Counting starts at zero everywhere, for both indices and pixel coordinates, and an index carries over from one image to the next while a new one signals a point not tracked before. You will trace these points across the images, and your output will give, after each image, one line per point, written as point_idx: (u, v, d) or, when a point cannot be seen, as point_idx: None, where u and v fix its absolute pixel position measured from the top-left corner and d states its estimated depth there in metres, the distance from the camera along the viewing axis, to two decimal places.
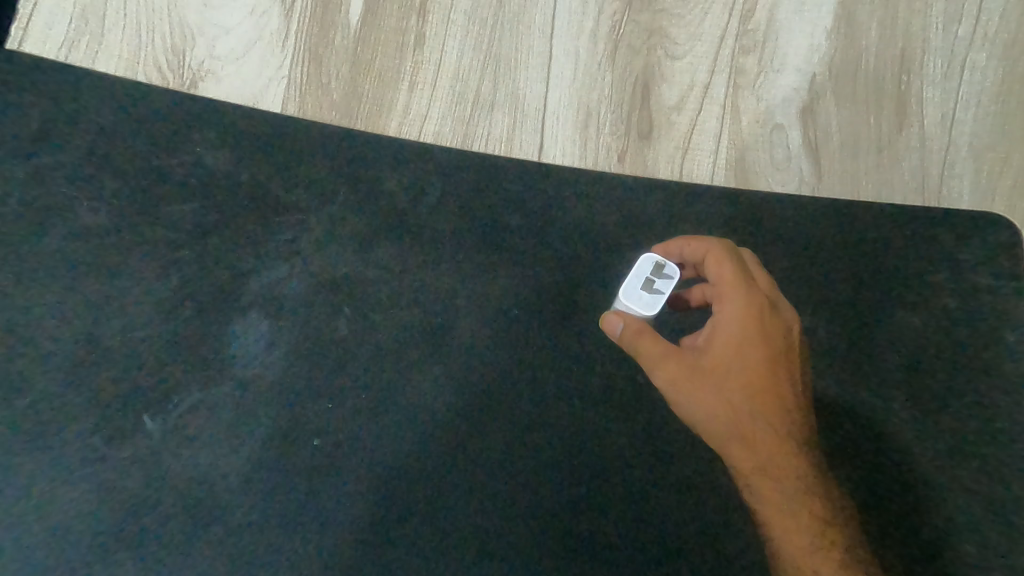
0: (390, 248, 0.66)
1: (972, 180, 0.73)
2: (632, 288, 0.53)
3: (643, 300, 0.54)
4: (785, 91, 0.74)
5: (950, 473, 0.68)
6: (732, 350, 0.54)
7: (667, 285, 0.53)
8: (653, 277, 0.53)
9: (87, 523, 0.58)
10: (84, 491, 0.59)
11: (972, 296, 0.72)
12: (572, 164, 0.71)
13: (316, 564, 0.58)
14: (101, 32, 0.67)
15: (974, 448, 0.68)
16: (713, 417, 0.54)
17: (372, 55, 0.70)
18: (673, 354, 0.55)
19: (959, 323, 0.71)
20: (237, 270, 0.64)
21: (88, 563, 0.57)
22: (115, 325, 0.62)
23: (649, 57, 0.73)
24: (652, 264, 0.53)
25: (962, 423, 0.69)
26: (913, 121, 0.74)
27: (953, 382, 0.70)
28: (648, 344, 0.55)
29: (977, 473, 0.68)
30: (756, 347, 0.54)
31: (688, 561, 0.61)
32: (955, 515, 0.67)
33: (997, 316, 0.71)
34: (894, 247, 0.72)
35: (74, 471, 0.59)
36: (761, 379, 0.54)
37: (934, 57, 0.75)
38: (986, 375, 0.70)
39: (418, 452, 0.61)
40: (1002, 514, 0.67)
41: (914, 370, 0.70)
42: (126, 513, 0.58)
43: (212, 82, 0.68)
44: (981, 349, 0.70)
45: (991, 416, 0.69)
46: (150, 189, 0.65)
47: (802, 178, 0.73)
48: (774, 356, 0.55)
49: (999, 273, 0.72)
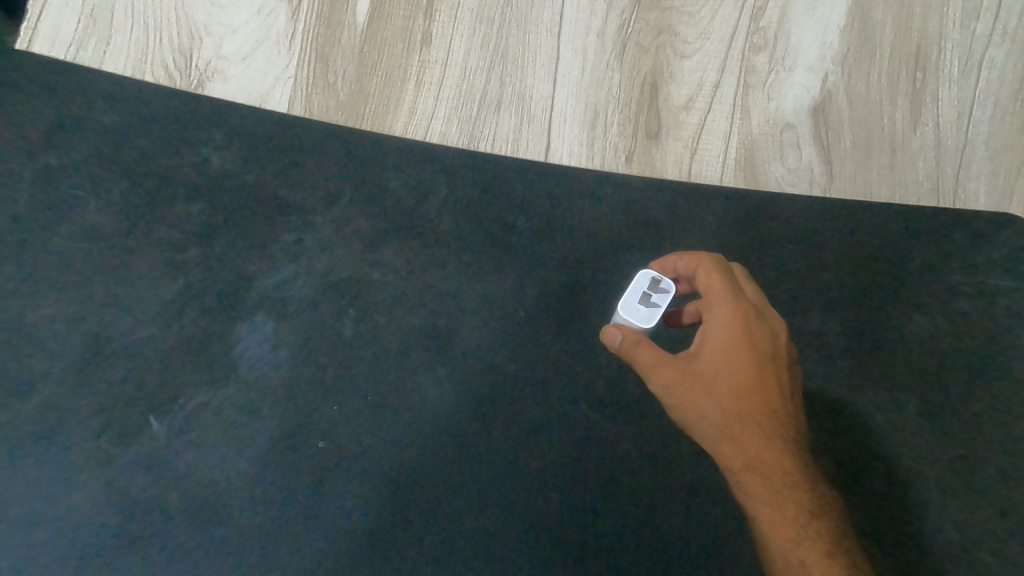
0: (395, 249, 0.67)
1: (989, 181, 0.71)
2: (629, 302, 0.54)
3: (641, 313, 0.54)
4: (796, 90, 0.73)
5: (964, 485, 0.65)
6: (721, 357, 0.54)
7: (664, 298, 0.54)
8: (650, 291, 0.54)
9: (93, 519, 0.60)
10: (91, 490, 0.60)
11: (987, 300, 0.70)
12: (578, 164, 0.71)
13: (318, 561, 0.60)
14: (109, 32, 0.69)
15: (988, 455, 0.66)
16: (704, 419, 0.54)
17: (379, 56, 0.70)
18: (664, 359, 0.54)
19: (972, 328, 0.69)
20: (246, 270, 0.66)
21: (94, 559, 0.59)
22: (125, 324, 0.64)
23: (658, 55, 0.73)
24: (649, 279, 0.54)
25: (976, 429, 0.67)
26: (928, 120, 0.72)
27: (965, 387, 0.68)
28: (644, 352, 0.55)
29: (991, 481, 0.66)
30: (745, 353, 0.54)
31: (686, 565, 0.61)
32: (968, 524, 0.65)
33: (1014, 322, 0.69)
34: (905, 250, 0.70)
35: (82, 469, 0.61)
36: (752, 386, 0.54)
37: (950, 54, 0.72)
38: (1000, 382, 0.68)
39: (417, 451, 0.62)
40: (1019, 524, 0.64)
41: (926, 377, 0.68)
42: (133, 510, 0.60)
43: (219, 83, 0.69)
44: (995, 356, 0.68)
45: (1006, 425, 0.67)
46: (163, 192, 0.67)
47: (812, 178, 0.71)
48: (762, 362, 0.54)
49: (1015, 277, 0.70)
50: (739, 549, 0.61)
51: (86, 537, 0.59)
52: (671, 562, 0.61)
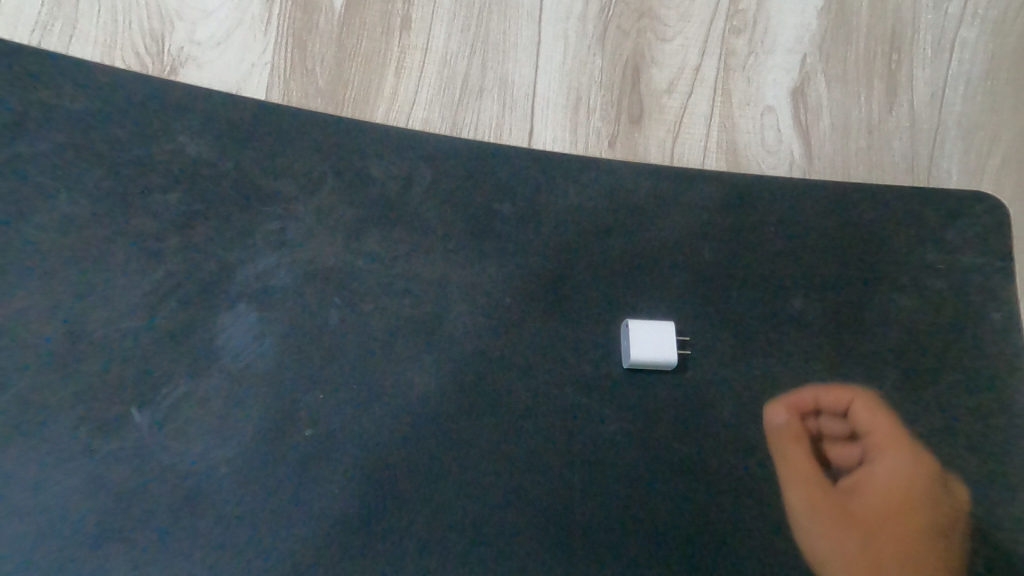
0: (379, 237, 0.67)
1: (962, 160, 0.73)
2: (644, 331, 0.64)
3: (640, 343, 0.63)
4: (775, 73, 0.75)
5: (966, 482, 0.63)
6: (875, 495, 0.62)
7: (644, 349, 0.63)
8: (647, 337, 0.64)
9: (64, 521, 0.57)
10: (64, 489, 0.58)
11: (971, 274, 0.69)
12: (562, 149, 0.72)
13: (303, 557, 0.57)
14: (75, 17, 0.69)
15: (976, 430, 0.64)
16: (853, 557, 0.60)
17: (358, 41, 0.72)
18: (810, 477, 0.62)
19: (955, 300, 0.68)
20: (229, 260, 0.65)
21: (63, 564, 0.56)
22: (101, 317, 0.62)
23: (639, 39, 0.75)
24: (653, 329, 0.64)
25: (959, 403, 0.65)
26: (903, 101, 0.74)
27: (950, 361, 0.66)
28: (797, 455, 0.63)
29: (980, 457, 0.63)
30: (876, 500, 0.62)
31: (680, 546, 0.60)
32: (961, 505, 0.62)
33: (995, 298, 0.68)
34: (888, 225, 0.70)
35: (55, 467, 0.58)
36: (892, 513, 0.62)
37: (923, 37, 0.76)
38: (985, 356, 0.66)
39: (405, 439, 0.61)
40: (1011, 501, 0.62)
41: (912, 377, 0.65)
42: (108, 510, 0.57)
43: (192, 67, 0.70)
44: (982, 333, 0.67)
45: (997, 404, 0.65)
46: (139, 180, 0.66)
47: (793, 161, 0.73)
48: (903, 502, 0.62)
49: (996, 251, 0.70)
50: (731, 543, 0.60)
51: (60, 536, 0.56)
52: (665, 546, 0.60)
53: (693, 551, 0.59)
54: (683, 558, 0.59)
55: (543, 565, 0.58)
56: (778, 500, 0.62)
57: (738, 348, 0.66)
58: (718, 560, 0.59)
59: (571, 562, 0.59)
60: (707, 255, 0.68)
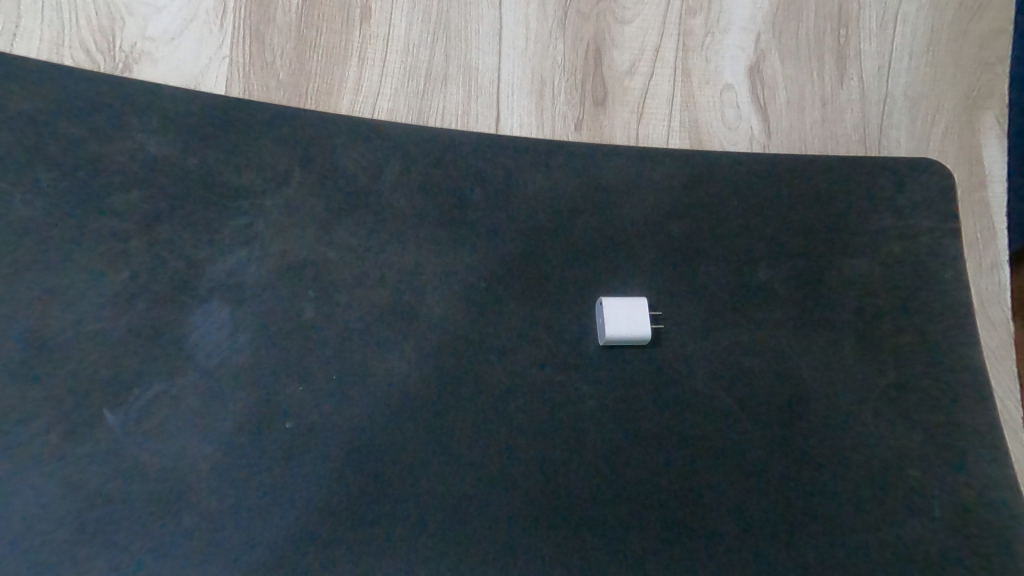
0: (351, 228, 0.67)
1: (909, 129, 0.77)
2: (610, 308, 0.66)
3: (606, 320, 0.66)
4: (732, 50, 0.78)
5: (930, 435, 0.65)
6: None
7: (612, 325, 0.65)
8: (614, 313, 0.66)
9: (39, 525, 0.56)
10: (37, 492, 0.57)
11: (925, 236, 0.72)
12: (528, 134, 0.74)
13: (288, 546, 0.58)
14: (18, 15, 0.68)
15: (939, 382, 0.67)
16: None
17: (318, 32, 0.73)
18: None
19: (909, 262, 0.71)
20: (197, 256, 0.64)
21: (40, 567, 0.55)
22: (64, 319, 0.61)
23: (600, 22, 0.77)
24: (619, 305, 0.66)
25: (917, 359, 0.68)
26: (853, 74, 0.78)
27: (908, 320, 0.69)
28: None
29: (942, 408, 0.66)
30: None
31: (660, 513, 0.61)
32: (928, 455, 0.65)
33: (948, 258, 0.71)
34: (848, 193, 0.73)
35: (27, 471, 0.57)
36: None
37: (868, 12, 0.79)
38: (940, 314, 0.69)
39: (386, 426, 0.62)
40: (972, 448, 0.65)
41: (872, 337, 0.69)
42: (85, 511, 0.57)
43: (146, 63, 0.70)
44: (935, 293, 0.70)
45: (954, 359, 0.68)
46: (96, 179, 0.64)
47: (752, 136, 0.76)
48: None
49: (950, 212, 0.72)
50: (709, 506, 0.62)
51: (38, 540, 0.56)
52: (646, 512, 0.61)
53: (675, 518, 0.61)
54: (666, 524, 0.61)
55: (529, 540, 0.59)
56: (751, 462, 0.64)
57: (707, 319, 0.68)
58: (700, 526, 0.61)
59: (558, 539, 0.60)
60: (675, 231, 0.70)
